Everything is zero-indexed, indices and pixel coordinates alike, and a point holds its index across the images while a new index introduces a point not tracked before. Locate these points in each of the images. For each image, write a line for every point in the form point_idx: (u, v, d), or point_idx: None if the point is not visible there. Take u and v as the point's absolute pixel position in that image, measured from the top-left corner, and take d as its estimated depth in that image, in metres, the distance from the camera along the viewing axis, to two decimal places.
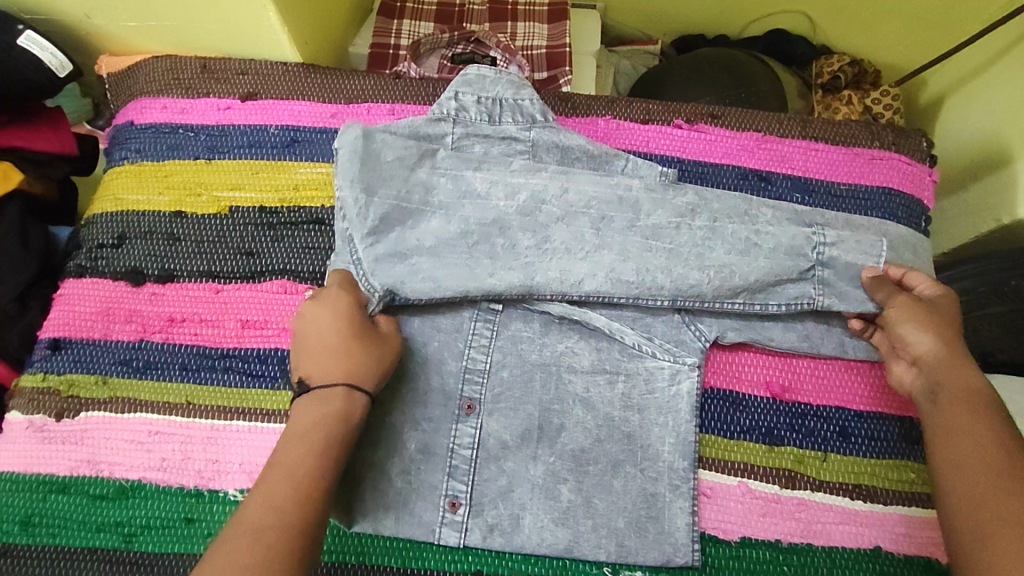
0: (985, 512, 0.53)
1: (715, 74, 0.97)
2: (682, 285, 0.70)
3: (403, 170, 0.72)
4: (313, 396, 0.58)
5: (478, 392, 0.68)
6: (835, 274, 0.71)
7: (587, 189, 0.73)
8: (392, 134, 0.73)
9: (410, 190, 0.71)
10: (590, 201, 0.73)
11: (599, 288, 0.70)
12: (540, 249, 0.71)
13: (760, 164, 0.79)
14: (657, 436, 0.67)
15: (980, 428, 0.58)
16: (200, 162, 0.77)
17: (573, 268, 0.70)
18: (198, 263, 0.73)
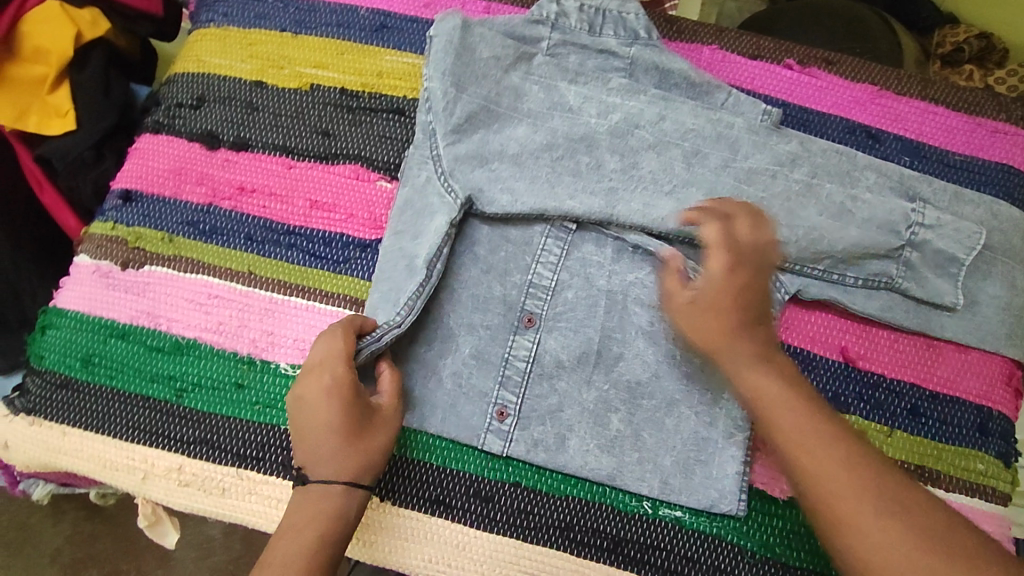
0: (883, 508, 0.50)
1: (830, 24, 0.90)
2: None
3: (495, 70, 0.68)
4: (304, 498, 0.55)
5: (540, 307, 0.66)
6: (921, 261, 0.66)
7: (685, 122, 0.69)
8: (490, 30, 0.69)
9: (497, 92, 0.68)
10: (685, 134, 0.68)
11: (683, 226, 0.65)
12: (625, 175, 0.67)
13: (872, 120, 0.73)
14: (718, 382, 0.65)
15: (792, 413, 0.55)
16: (286, 35, 0.74)
17: (657, 202, 0.66)
18: (273, 136, 0.71)
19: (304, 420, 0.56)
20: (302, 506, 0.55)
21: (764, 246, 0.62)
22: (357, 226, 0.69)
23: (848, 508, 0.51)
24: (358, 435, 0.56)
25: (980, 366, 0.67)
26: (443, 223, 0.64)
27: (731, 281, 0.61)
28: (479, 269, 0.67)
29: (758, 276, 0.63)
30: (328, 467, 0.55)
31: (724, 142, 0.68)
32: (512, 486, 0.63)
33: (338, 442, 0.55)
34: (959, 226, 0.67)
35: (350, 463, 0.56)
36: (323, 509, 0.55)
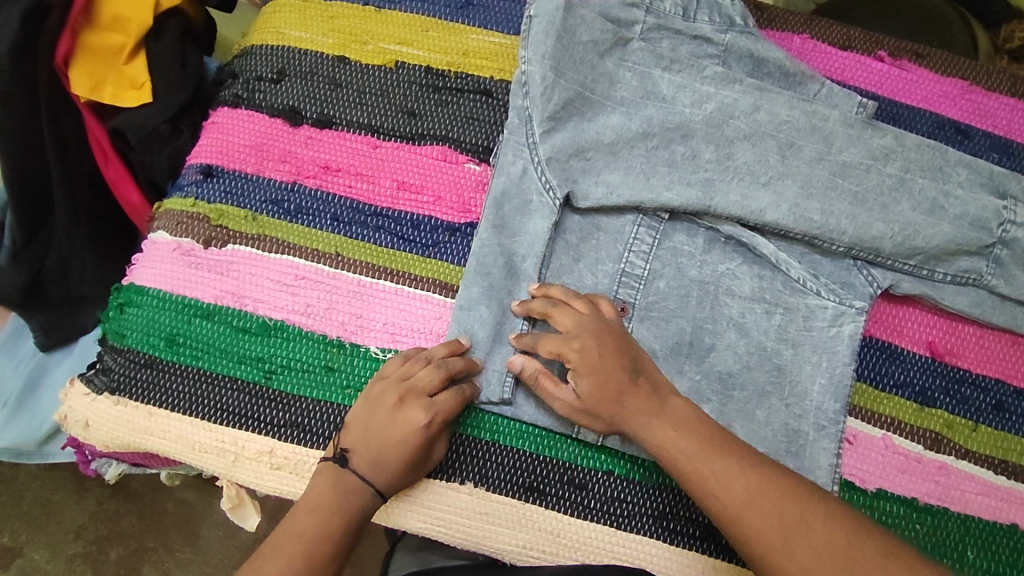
0: (773, 532, 0.50)
1: (907, 16, 0.89)
2: (863, 236, 0.65)
3: (592, 55, 0.67)
4: (330, 483, 0.57)
5: (633, 297, 0.66)
6: (1011, 257, 0.66)
7: (780, 113, 0.67)
8: (591, 12, 0.67)
9: (593, 77, 0.67)
10: (780, 125, 0.67)
11: (780, 219, 0.65)
12: (720, 165, 0.66)
13: (961, 115, 0.72)
14: (809, 375, 0.65)
15: (706, 446, 0.55)
16: (369, 9, 0.72)
17: (754, 194, 0.66)
18: (358, 114, 0.69)
19: (381, 420, 0.58)
20: (331, 491, 0.56)
21: (596, 332, 0.59)
22: (445, 209, 0.67)
23: (744, 529, 0.51)
24: (413, 466, 0.58)
25: None
26: (540, 228, 0.65)
27: (600, 357, 0.58)
28: (570, 258, 0.67)
29: (630, 352, 0.59)
30: (376, 472, 0.57)
31: (820, 135, 0.67)
32: (604, 475, 0.63)
33: (397, 460, 0.57)
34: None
35: (391, 479, 0.58)
36: (348, 507, 0.56)
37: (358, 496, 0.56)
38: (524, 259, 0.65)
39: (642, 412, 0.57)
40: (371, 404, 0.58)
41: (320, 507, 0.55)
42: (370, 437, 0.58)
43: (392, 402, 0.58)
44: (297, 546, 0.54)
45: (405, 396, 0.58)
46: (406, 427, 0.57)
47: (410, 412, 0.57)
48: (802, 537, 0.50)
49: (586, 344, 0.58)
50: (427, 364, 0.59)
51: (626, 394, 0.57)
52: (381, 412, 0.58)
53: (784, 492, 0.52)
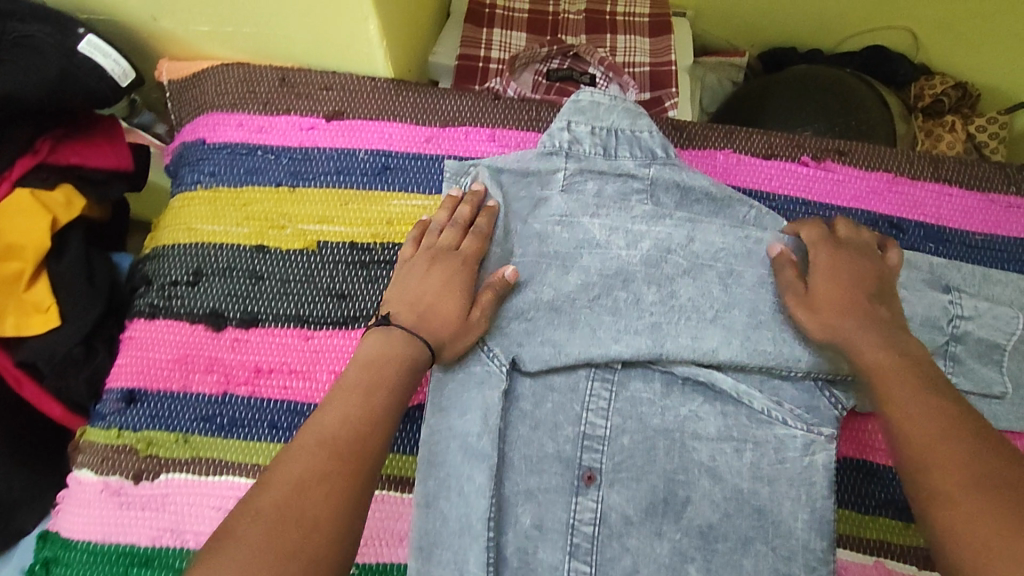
0: (956, 477, 0.46)
1: (823, 100, 0.89)
2: (820, 361, 0.64)
3: (517, 222, 0.67)
4: (381, 341, 0.57)
5: (599, 461, 0.62)
6: (964, 351, 0.65)
7: (714, 241, 0.67)
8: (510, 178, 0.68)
9: (523, 240, 0.66)
10: (717, 253, 0.66)
11: (736, 357, 0.63)
12: (665, 306, 0.65)
13: (892, 209, 0.72)
14: (790, 512, 0.61)
15: (922, 395, 0.52)
16: (282, 190, 0.70)
17: (705, 335, 0.64)
18: (284, 306, 0.66)
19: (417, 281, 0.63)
20: (378, 348, 0.57)
21: (828, 274, 0.63)
22: None
23: (920, 467, 0.48)
24: (454, 324, 0.60)
25: None
26: (488, 401, 0.62)
27: (835, 266, 0.63)
28: (527, 426, 0.63)
29: (868, 287, 0.62)
30: (420, 325, 0.59)
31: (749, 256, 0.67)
32: None
33: (439, 304, 0.61)
34: (995, 312, 0.66)
35: (437, 324, 0.60)
36: (392, 358, 0.56)
37: (411, 346, 0.57)
38: (479, 436, 0.61)
39: (864, 345, 0.58)
40: (405, 277, 0.63)
41: (371, 360, 0.55)
42: (411, 295, 0.62)
43: (426, 263, 0.63)
44: (351, 393, 0.52)
45: (436, 259, 0.63)
46: (440, 277, 0.62)
47: (440, 270, 0.62)
48: (977, 492, 0.45)
49: (839, 263, 0.63)
50: (444, 230, 0.65)
51: (841, 333, 0.59)
52: (417, 282, 0.62)
53: (967, 443, 0.48)
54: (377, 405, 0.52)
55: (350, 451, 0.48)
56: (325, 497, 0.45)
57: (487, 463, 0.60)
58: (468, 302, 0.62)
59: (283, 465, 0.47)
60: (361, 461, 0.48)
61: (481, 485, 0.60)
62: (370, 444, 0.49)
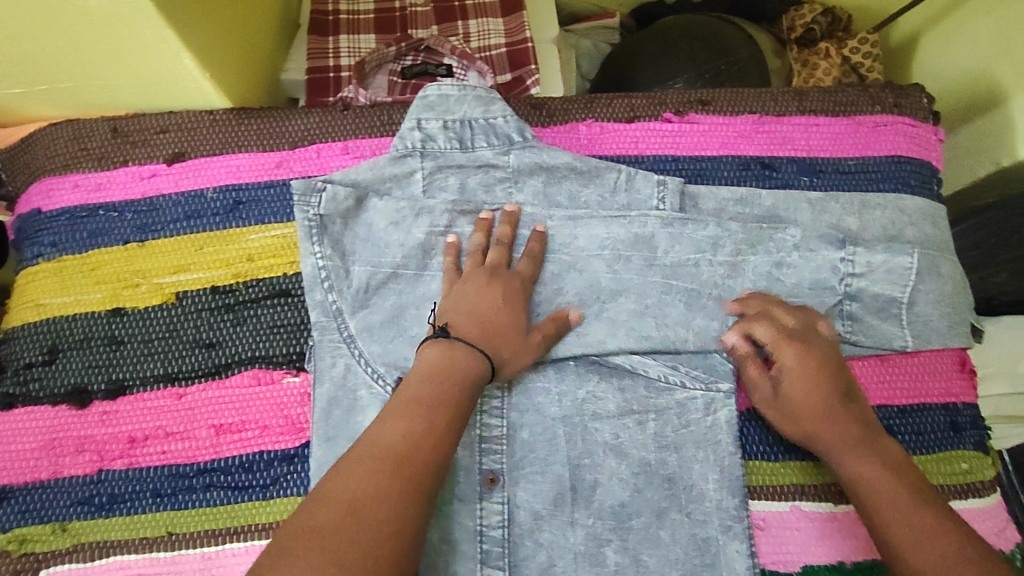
0: None
1: (689, 48, 0.87)
2: (706, 340, 0.63)
3: (398, 235, 0.65)
4: (447, 351, 0.53)
5: (500, 462, 0.60)
6: (862, 309, 0.64)
7: (599, 234, 0.65)
8: (385, 200, 0.65)
9: (400, 254, 0.64)
10: (604, 243, 0.65)
11: (622, 347, 0.63)
12: (550, 305, 0.64)
13: (762, 149, 0.70)
14: (699, 474, 0.61)
15: (914, 519, 0.51)
16: (132, 247, 0.66)
17: (589, 330, 0.63)
18: (152, 366, 0.63)
19: (487, 299, 0.58)
20: (439, 355, 0.53)
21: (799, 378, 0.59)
22: (275, 437, 0.61)
23: (897, 562, 0.51)
24: (518, 342, 0.58)
25: (928, 365, 0.66)
26: None
27: (807, 371, 0.59)
28: None
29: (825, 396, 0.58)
30: (500, 349, 0.57)
31: (626, 229, 0.65)
32: None
33: (501, 322, 0.58)
34: (890, 265, 0.64)
35: (501, 342, 0.57)
36: (457, 372, 0.52)
37: (474, 359, 0.53)
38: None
39: (840, 452, 0.57)
40: (459, 292, 0.59)
41: (433, 369, 0.52)
42: (472, 310, 0.57)
43: (479, 280, 0.60)
44: (430, 404, 0.50)
45: (491, 274, 0.60)
46: (500, 291, 0.59)
47: (499, 286, 0.59)
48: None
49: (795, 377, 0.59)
50: (487, 250, 0.63)
51: (820, 438, 0.58)
52: (467, 297, 0.58)
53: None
54: (438, 425, 0.49)
55: (416, 466, 0.47)
56: (383, 529, 0.43)
57: None
58: (525, 321, 0.59)
59: (337, 483, 0.45)
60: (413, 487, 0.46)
61: None
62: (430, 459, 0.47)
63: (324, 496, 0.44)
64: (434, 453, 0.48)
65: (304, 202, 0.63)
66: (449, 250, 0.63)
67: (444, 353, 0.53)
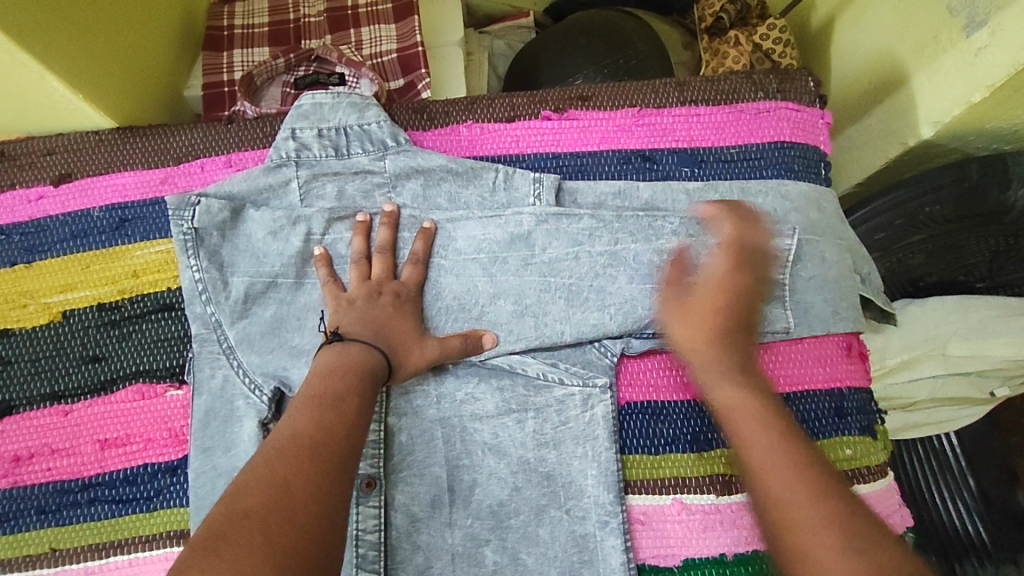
0: (816, 518, 0.43)
1: (588, 44, 0.86)
2: (583, 329, 0.63)
3: (275, 244, 0.65)
4: (342, 351, 0.54)
5: (377, 466, 0.59)
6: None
7: (476, 236, 0.65)
8: (262, 209, 0.66)
9: (278, 262, 0.65)
10: (480, 246, 0.65)
11: (500, 346, 0.63)
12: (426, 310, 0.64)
13: (642, 142, 0.69)
14: (579, 470, 0.60)
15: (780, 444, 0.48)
16: (19, 268, 0.67)
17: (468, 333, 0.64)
18: (37, 385, 0.64)
19: (379, 311, 0.60)
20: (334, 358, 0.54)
21: (760, 233, 0.59)
22: (158, 450, 0.62)
23: (764, 476, 0.47)
24: (413, 351, 0.59)
25: (816, 351, 0.64)
26: (252, 433, 0.61)
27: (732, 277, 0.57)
28: None
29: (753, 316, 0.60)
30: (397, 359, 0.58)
31: (501, 228, 0.65)
32: None
33: (397, 329, 0.59)
34: (766, 248, 0.63)
35: (394, 349, 0.58)
36: (360, 360, 0.54)
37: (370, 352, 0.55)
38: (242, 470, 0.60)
39: (743, 364, 0.53)
40: (346, 307, 0.59)
41: (329, 368, 0.52)
42: (364, 321, 0.58)
43: (365, 293, 0.61)
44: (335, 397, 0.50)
45: (378, 288, 0.62)
46: (388, 305, 0.60)
47: (387, 298, 0.61)
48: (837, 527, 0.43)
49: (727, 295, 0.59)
50: (369, 260, 0.64)
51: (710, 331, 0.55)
52: (358, 310, 0.59)
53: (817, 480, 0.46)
54: (349, 405, 0.49)
55: (327, 454, 0.45)
56: (312, 494, 0.42)
57: None
58: (420, 328, 0.61)
59: (259, 465, 0.44)
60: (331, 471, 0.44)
61: None
62: (348, 438, 0.47)
63: (252, 474, 0.43)
64: (349, 430, 0.48)
65: (178, 215, 0.63)
66: (321, 265, 0.64)
67: (340, 351, 0.54)
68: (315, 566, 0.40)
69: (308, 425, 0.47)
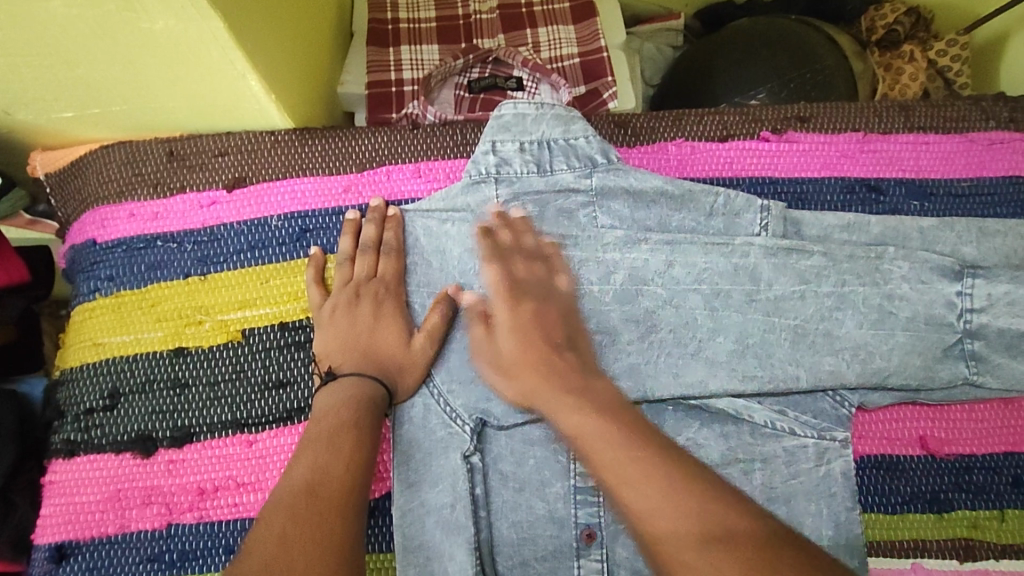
0: None
1: (771, 56, 0.81)
2: (820, 377, 0.58)
3: (473, 262, 0.60)
4: (335, 390, 0.54)
5: (597, 516, 0.57)
6: (988, 348, 0.58)
7: (697, 264, 0.60)
8: (464, 223, 0.61)
9: (481, 282, 0.60)
10: (701, 276, 0.60)
11: (727, 392, 0.58)
12: (643, 343, 0.59)
13: (867, 170, 0.65)
14: (813, 530, 0.56)
15: None
16: (193, 280, 0.62)
17: (689, 371, 0.58)
18: (218, 412, 0.58)
19: (343, 326, 0.58)
20: (336, 399, 0.53)
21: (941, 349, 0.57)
22: None
23: None
24: (384, 340, 0.57)
25: None
26: (458, 465, 0.56)
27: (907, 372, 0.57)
28: (512, 488, 0.57)
29: (932, 360, 0.58)
30: (364, 361, 0.56)
31: (725, 258, 0.60)
32: None
33: (377, 339, 0.57)
34: (1014, 297, 0.58)
35: (379, 360, 0.56)
36: (355, 393, 0.53)
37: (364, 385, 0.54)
38: (454, 506, 0.54)
39: None
40: (331, 326, 0.58)
41: (324, 411, 0.53)
42: (345, 344, 0.57)
43: (346, 302, 0.58)
44: (351, 433, 0.51)
45: (357, 292, 0.58)
46: (368, 311, 0.58)
47: (366, 304, 0.58)
48: None
49: (908, 340, 0.58)
50: (354, 260, 0.60)
51: None
52: (345, 328, 0.57)
53: None
54: (342, 443, 0.50)
55: (325, 495, 0.46)
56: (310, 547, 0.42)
57: (468, 535, 0.54)
58: (408, 327, 0.58)
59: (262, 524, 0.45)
60: (330, 496, 0.46)
61: (464, 565, 0.53)
62: (341, 470, 0.48)
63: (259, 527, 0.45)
64: (347, 471, 0.48)
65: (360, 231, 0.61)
66: (392, 227, 0.60)
67: (332, 391, 0.54)
68: None
69: (300, 472, 0.48)
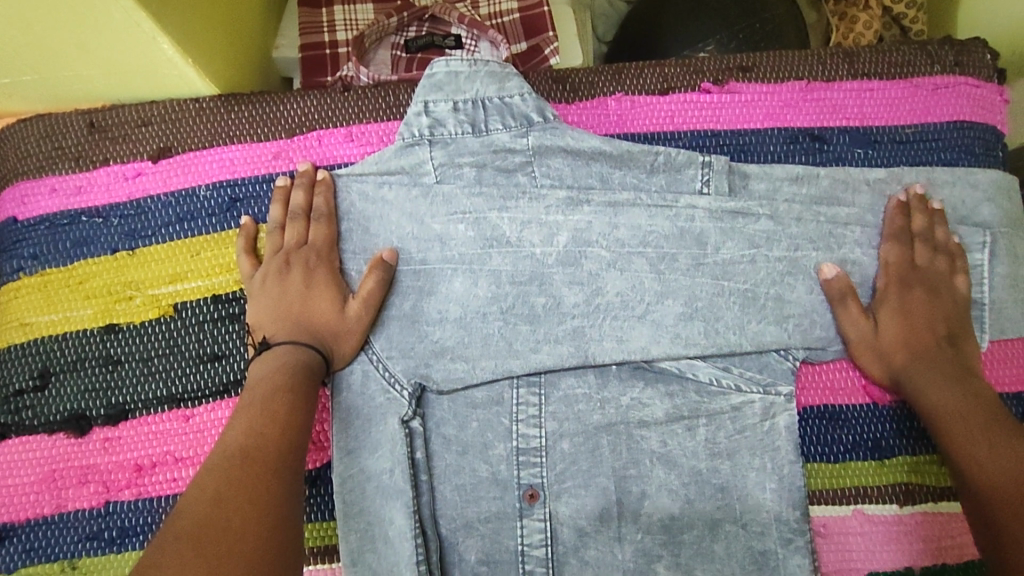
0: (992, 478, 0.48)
1: (720, 6, 0.78)
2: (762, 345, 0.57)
3: (410, 226, 0.58)
4: (269, 359, 0.52)
5: (540, 477, 0.57)
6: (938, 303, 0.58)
7: (640, 226, 0.59)
8: (399, 185, 0.59)
9: (418, 246, 0.58)
10: (642, 236, 0.59)
11: (669, 350, 0.57)
12: (588, 307, 0.58)
13: (811, 120, 0.64)
14: (755, 482, 0.56)
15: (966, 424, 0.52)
16: (121, 255, 0.60)
17: (630, 334, 0.58)
18: (153, 387, 0.57)
19: (275, 295, 0.56)
20: (271, 366, 0.52)
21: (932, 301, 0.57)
22: None
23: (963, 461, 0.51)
24: (319, 307, 0.55)
25: (998, 352, 0.61)
26: (396, 431, 0.54)
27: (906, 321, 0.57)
28: (454, 452, 0.57)
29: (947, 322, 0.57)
30: (295, 329, 0.54)
31: (668, 220, 0.59)
32: None
33: (310, 306, 0.55)
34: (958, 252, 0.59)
35: (313, 327, 0.54)
36: (292, 361, 0.52)
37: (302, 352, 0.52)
38: (393, 472, 0.54)
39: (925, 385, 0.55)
40: (261, 294, 0.56)
41: (260, 380, 0.51)
42: (276, 312, 0.55)
43: (276, 271, 0.57)
44: (287, 396, 0.49)
45: (287, 259, 0.57)
46: (299, 278, 0.56)
47: (297, 271, 0.56)
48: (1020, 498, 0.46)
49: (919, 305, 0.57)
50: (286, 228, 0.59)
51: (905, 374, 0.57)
52: (275, 296, 0.56)
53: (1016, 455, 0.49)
54: (277, 408, 0.48)
55: (262, 455, 0.44)
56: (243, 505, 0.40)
57: (406, 499, 0.53)
58: (344, 294, 0.56)
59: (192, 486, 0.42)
60: (266, 459, 0.44)
61: (404, 528, 0.53)
62: (276, 435, 0.46)
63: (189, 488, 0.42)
64: (282, 435, 0.46)
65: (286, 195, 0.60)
66: (320, 192, 0.59)
67: (264, 360, 0.52)
68: (271, 538, 0.39)
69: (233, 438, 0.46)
